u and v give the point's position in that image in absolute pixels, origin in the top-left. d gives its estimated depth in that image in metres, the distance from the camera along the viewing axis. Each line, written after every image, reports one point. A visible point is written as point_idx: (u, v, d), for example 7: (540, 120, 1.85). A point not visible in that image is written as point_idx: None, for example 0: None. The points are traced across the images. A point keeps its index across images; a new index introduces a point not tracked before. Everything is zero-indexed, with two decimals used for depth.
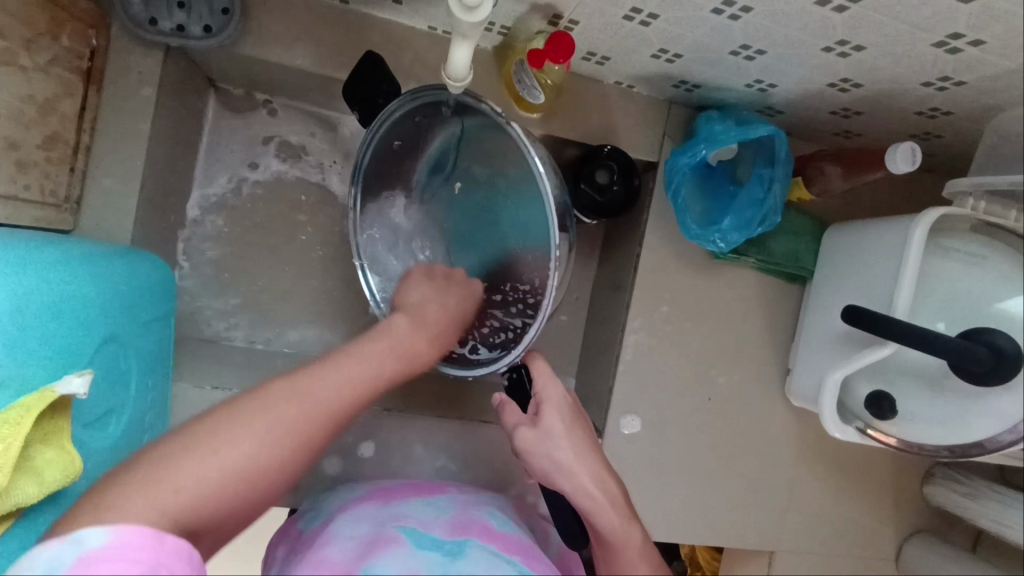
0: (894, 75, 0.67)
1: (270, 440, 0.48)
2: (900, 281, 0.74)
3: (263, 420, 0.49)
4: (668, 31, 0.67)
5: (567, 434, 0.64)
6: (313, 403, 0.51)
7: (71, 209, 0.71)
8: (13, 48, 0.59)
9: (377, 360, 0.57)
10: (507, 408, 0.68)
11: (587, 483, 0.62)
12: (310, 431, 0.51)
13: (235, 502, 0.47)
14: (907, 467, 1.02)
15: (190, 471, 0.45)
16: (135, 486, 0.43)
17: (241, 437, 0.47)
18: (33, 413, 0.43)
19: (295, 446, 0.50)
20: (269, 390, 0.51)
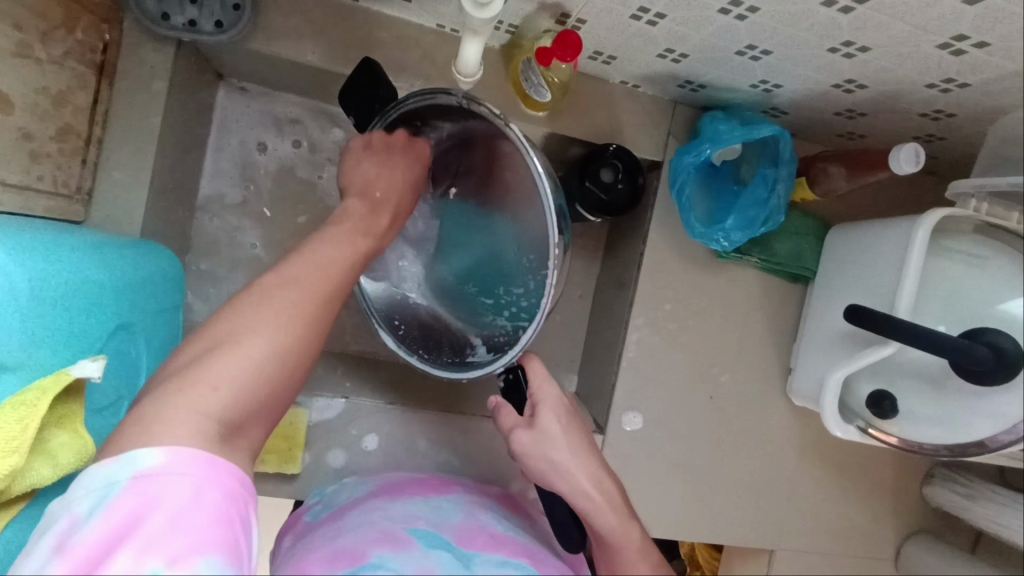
0: (899, 76, 0.68)
1: (283, 324, 0.52)
2: (902, 280, 0.75)
3: (269, 309, 0.52)
4: (674, 30, 0.68)
5: (563, 436, 0.65)
6: (298, 274, 0.56)
7: (83, 200, 0.72)
8: (29, 40, 0.60)
9: (345, 241, 0.61)
10: (505, 412, 0.69)
11: (584, 483, 0.63)
12: (308, 302, 0.54)
13: (267, 388, 0.50)
14: (907, 468, 1.03)
15: (220, 369, 0.47)
16: (174, 396, 0.45)
17: (255, 329, 0.50)
18: (49, 396, 0.43)
19: (299, 318, 0.53)
20: (258, 285, 0.54)
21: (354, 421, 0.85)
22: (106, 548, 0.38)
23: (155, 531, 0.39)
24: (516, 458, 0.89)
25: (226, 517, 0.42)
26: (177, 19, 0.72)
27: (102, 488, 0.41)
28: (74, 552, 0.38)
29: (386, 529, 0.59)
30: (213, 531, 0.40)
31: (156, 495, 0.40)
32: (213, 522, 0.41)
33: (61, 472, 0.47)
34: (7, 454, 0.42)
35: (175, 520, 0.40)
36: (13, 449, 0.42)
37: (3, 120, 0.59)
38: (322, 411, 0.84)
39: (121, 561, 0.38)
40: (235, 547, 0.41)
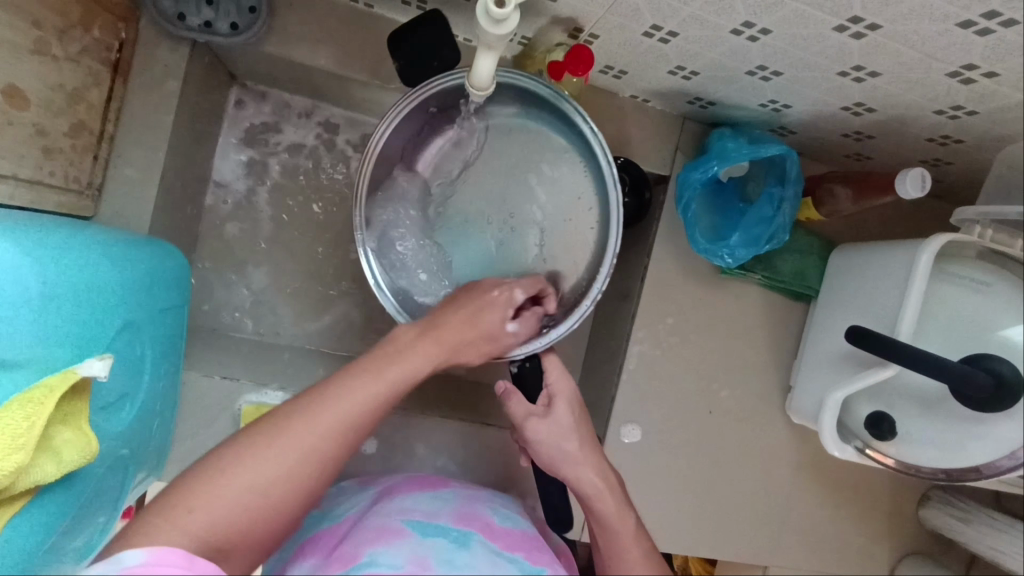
0: (907, 102, 0.68)
1: (293, 461, 0.48)
2: (905, 304, 0.75)
3: (280, 437, 0.48)
4: (686, 48, 0.68)
5: (576, 427, 0.67)
6: (325, 425, 0.49)
7: (93, 196, 0.72)
8: (46, 38, 0.61)
9: (377, 373, 0.53)
10: (515, 401, 0.68)
11: (591, 474, 0.65)
12: (320, 440, 0.49)
13: (260, 520, 0.47)
14: (904, 489, 1.03)
15: (218, 499, 0.45)
16: (161, 527, 0.43)
17: (259, 458, 0.47)
18: (56, 394, 0.44)
19: (307, 453, 0.48)
20: (285, 414, 0.49)
21: None
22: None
23: None
24: (514, 466, 0.89)
25: None
26: (192, 20, 0.73)
27: None
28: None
29: (384, 523, 0.59)
30: None
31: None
32: None
33: (65, 469, 0.47)
34: (12, 451, 0.42)
35: None
36: (19, 445, 0.42)
37: (17, 116, 0.59)
38: None
39: None
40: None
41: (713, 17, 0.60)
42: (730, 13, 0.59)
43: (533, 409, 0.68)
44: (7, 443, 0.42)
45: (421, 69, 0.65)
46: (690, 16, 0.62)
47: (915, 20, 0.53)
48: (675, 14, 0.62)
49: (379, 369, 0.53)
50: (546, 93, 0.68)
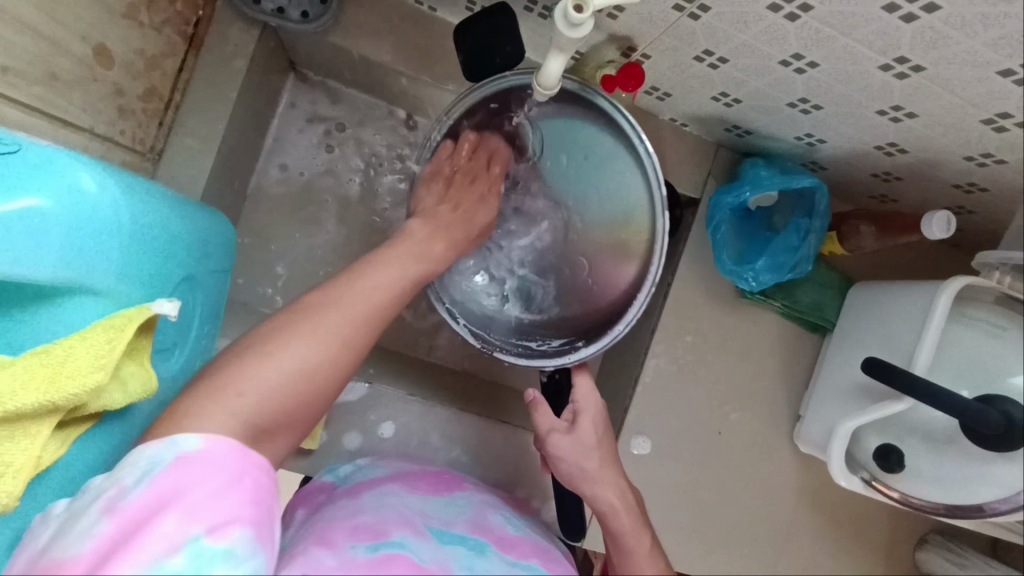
0: (939, 145, 0.72)
1: (326, 341, 0.50)
2: (921, 341, 0.77)
3: (321, 318, 0.51)
4: (733, 75, 0.72)
5: (598, 443, 0.69)
6: (352, 304, 0.53)
7: (153, 159, 0.75)
8: (137, 4, 0.65)
9: (409, 259, 0.61)
10: (541, 413, 0.70)
11: (609, 493, 0.66)
12: (351, 323, 0.52)
13: (301, 405, 0.49)
14: (902, 531, 1.04)
15: (258, 377, 0.47)
16: (200, 408, 0.44)
17: (295, 339, 0.49)
18: (134, 324, 0.47)
19: (344, 343, 0.51)
20: (316, 297, 0.52)
21: (373, 407, 0.87)
22: (148, 512, 0.39)
23: (197, 501, 0.39)
24: (524, 466, 0.91)
25: (260, 500, 0.42)
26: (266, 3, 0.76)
27: (148, 467, 0.41)
28: (116, 516, 0.38)
29: (408, 515, 0.60)
30: (249, 513, 0.41)
31: (192, 480, 0.40)
32: (248, 503, 0.41)
33: (128, 398, 0.50)
34: (95, 370, 0.45)
35: (215, 496, 0.40)
36: (101, 366, 0.45)
37: (101, 74, 0.63)
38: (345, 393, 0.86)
39: (164, 525, 0.38)
40: (262, 526, 0.41)
41: (765, 46, 0.64)
42: (782, 44, 0.62)
43: (556, 425, 0.69)
44: (91, 362, 0.45)
45: (481, 62, 0.65)
46: (742, 44, 0.65)
47: (957, 65, 0.56)
48: (728, 40, 0.65)
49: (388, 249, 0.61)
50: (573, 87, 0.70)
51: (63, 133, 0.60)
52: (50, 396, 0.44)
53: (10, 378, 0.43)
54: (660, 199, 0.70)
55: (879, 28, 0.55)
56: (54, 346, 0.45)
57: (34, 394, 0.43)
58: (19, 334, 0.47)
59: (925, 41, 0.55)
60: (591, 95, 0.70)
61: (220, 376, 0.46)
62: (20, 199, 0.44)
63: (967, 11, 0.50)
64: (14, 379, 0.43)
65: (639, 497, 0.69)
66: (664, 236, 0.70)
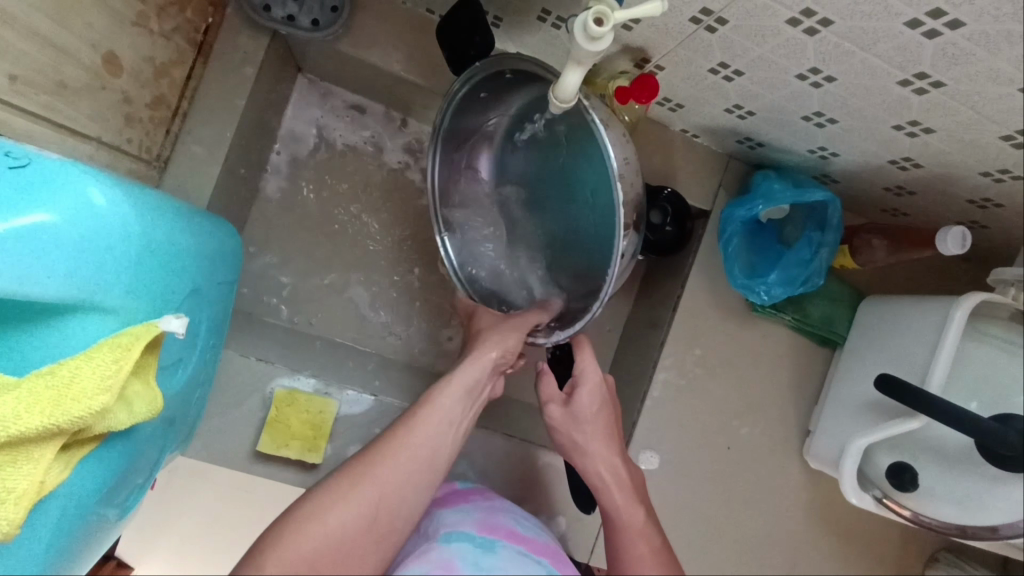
0: (956, 161, 0.71)
1: (372, 501, 0.55)
2: (936, 357, 0.76)
3: (370, 488, 0.56)
4: (748, 88, 0.71)
5: (591, 419, 0.68)
6: (396, 465, 0.57)
7: (159, 167, 0.74)
8: (148, 12, 0.64)
9: (450, 431, 0.62)
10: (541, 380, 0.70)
11: (602, 470, 0.67)
12: (400, 486, 0.57)
13: (348, 559, 0.53)
14: (911, 547, 1.02)
15: (309, 537, 0.52)
16: (254, 569, 0.50)
17: (346, 499, 0.55)
18: (140, 343, 0.46)
19: (390, 508, 0.56)
20: (369, 458, 0.58)
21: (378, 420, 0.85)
22: None
23: None
24: (531, 480, 0.90)
25: None
26: (277, 12, 0.76)
27: None
28: None
29: (408, 539, 0.58)
30: None
31: None
32: None
33: (134, 418, 0.48)
34: (100, 392, 0.44)
35: None
36: (107, 387, 0.44)
37: (110, 82, 0.62)
38: (350, 406, 0.84)
39: None
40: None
41: (782, 60, 0.63)
42: (799, 58, 0.62)
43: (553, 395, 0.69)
44: (97, 383, 0.44)
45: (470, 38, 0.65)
46: (759, 57, 0.64)
47: (979, 81, 0.56)
48: (745, 53, 0.64)
49: (429, 398, 0.62)
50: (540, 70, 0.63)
51: (70, 142, 0.59)
52: (56, 419, 0.43)
53: (15, 401, 0.42)
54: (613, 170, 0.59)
55: (900, 43, 0.54)
56: (60, 367, 0.43)
57: (39, 418, 0.42)
58: (23, 355, 0.46)
59: (948, 58, 0.54)
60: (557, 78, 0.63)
61: (276, 534, 0.53)
62: (29, 213, 0.43)
63: (992, 28, 0.49)
64: (17, 402, 0.42)
65: (635, 472, 0.69)
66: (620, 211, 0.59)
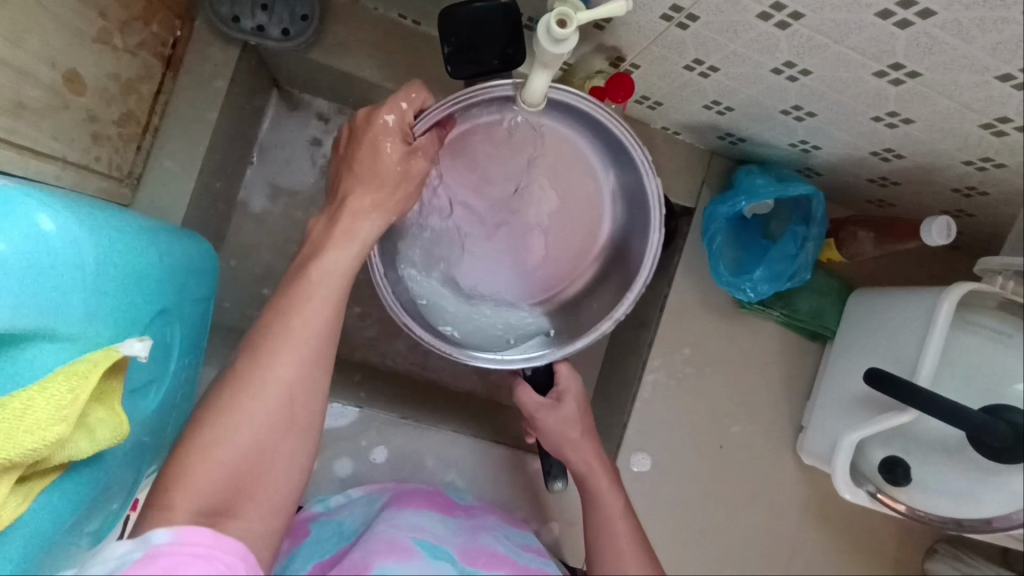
0: (938, 150, 0.70)
1: (271, 390, 0.51)
2: (925, 350, 0.75)
3: (264, 379, 0.51)
4: (725, 84, 0.70)
5: (579, 413, 0.70)
6: (283, 347, 0.51)
7: (131, 184, 0.73)
8: (110, 29, 0.63)
9: (332, 289, 0.54)
10: (524, 396, 0.70)
11: (587, 453, 0.69)
12: (293, 366, 0.52)
13: (257, 464, 0.50)
14: (910, 540, 1.02)
15: (218, 450, 0.49)
16: (167, 504, 0.46)
17: (240, 406, 0.50)
18: (98, 370, 0.45)
19: (291, 388, 0.52)
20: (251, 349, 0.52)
21: (365, 432, 0.85)
22: None
23: None
24: (522, 486, 0.89)
25: None
26: (245, 22, 0.74)
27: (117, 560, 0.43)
28: None
29: (393, 539, 0.57)
30: None
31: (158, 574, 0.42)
32: None
33: (96, 446, 0.48)
34: (56, 423, 0.43)
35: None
36: (62, 417, 0.43)
37: (73, 101, 0.61)
38: (335, 419, 0.84)
39: None
40: None
41: (756, 55, 0.62)
42: (773, 52, 0.60)
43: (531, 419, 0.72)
44: (52, 414, 0.43)
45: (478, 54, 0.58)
46: (733, 52, 0.63)
47: (954, 70, 0.55)
48: (718, 49, 0.63)
49: (302, 271, 0.55)
50: (581, 104, 0.62)
51: (33, 163, 0.58)
52: (9, 453, 0.42)
53: None
54: (655, 197, 0.65)
55: (872, 34, 0.53)
56: (12, 399, 0.42)
57: None
58: None
59: (921, 47, 0.53)
60: (599, 113, 0.63)
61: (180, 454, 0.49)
62: None
63: (963, 16, 0.48)
64: None
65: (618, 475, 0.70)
66: (654, 252, 0.66)
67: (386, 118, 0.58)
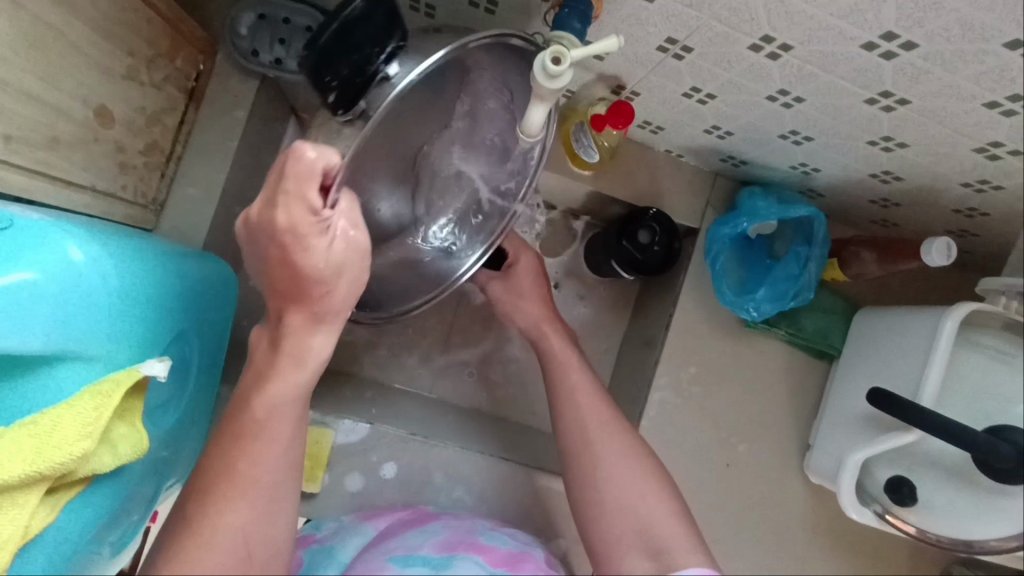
0: (935, 173, 0.71)
1: (244, 518, 0.51)
2: (929, 371, 0.75)
3: (234, 506, 0.51)
4: (723, 110, 0.72)
5: (528, 292, 0.82)
6: (253, 471, 0.52)
7: (155, 210, 0.78)
8: (138, 66, 0.67)
9: (290, 413, 0.54)
10: (491, 286, 0.83)
11: (533, 308, 0.81)
12: (263, 487, 0.52)
13: None
14: (923, 562, 1.01)
15: None
16: None
17: (209, 540, 0.49)
18: (121, 389, 0.47)
19: (262, 514, 0.52)
20: (206, 479, 0.51)
21: (375, 448, 0.87)
22: None
23: None
24: (529, 503, 0.90)
25: None
26: (263, 57, 0.78)
27: None
28: None
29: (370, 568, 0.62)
30: None
31: None
32: None
33: (118, 459, 0.51)
34: (80, 438, 0.46)
35: None
36: (87, 434, 0.46)
37: (103, 133, 0.65)
38: (346, 434, 0.86)
39: None
40: None
41: (751, 83, 0.64)
42: (767, 81, 0.62)
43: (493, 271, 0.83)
44: (78, 430, 0.46)
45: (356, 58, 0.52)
46: (729, 81, 0.65)
47: (942, 98, 0.56)
48: (714, 78, 0.65)
49: (251, 398, 0.53)
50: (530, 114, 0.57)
51: (65, 192, 0.62)
52: (39, 467, 0.45)
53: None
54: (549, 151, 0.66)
55: (861, 65, 0.55)
56: (42, 416, 0.45)
57: (20, 466, 0.44)
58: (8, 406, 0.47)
59: (908, 77, 0.55)
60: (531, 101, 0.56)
61: None
62: (10, 273, 0.44)
63: (946, 48, 0.50)
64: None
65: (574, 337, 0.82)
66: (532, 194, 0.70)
67: (311, 199, 0.43)
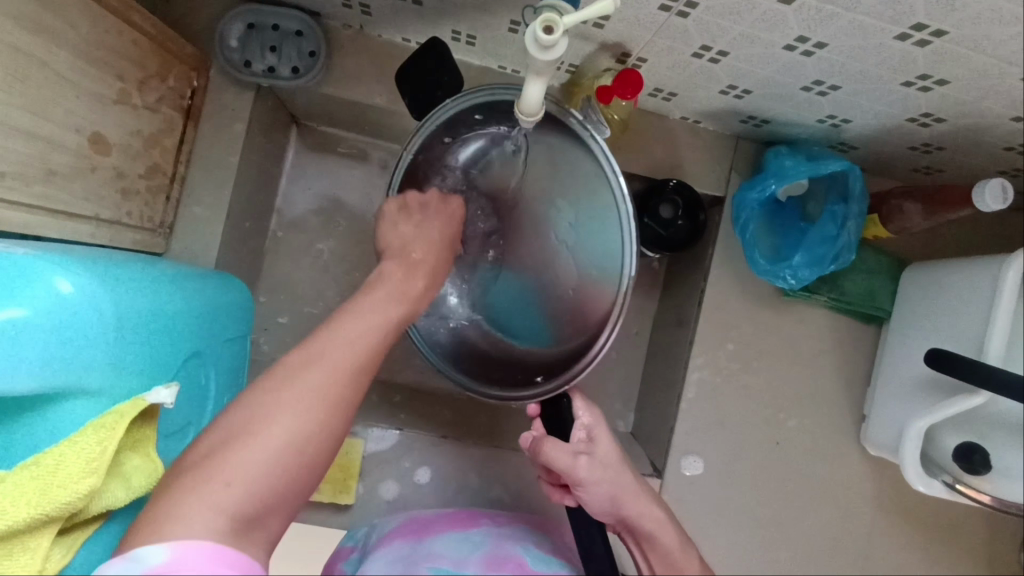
0: (981, 109, 0.64)
1: (312, 408, 0.46)
2: (993, 322, 0.69)
3: (295, 387, 0.46)
4: (737, 67, 0.67)
5: (622, 458, 0.64)
6: (332, 347, 0.49)
7: (164, 233, 0.77)
8: (129, 89, 0.66)
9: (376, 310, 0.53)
10: (547, 455, 0.62)
11: (652, 508, 0.62)
12: (339, 369, 0.48)
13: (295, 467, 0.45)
14: (1001, 529, 0.94)
15: (244, 461, 0.43)
16: (205, 482, 0.41)
17: (275, 398, 0.45)
18: (126, 419, 0.47)
19: (332, 404, 0.47)
20: (278, 366, 0.47)
21: (407, 453, 0.86)
22: None
23: None
24: None
25: None
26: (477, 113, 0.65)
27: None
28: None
29: None
30: None
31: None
32: None
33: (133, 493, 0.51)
34: (87, 475, 0.46)
35: None
36: (93, 469, 0.46)
37: (100, 161, 0.64)
38: (377, 441, 0.85)
39: None
40: None
41: (764, 34, 0.59)
42: (783, 28, 0.57)
43: (577, 447, 0.63)
44: (82, 467, 0.45)
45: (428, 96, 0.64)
46: (740, 34, 0.60)
47: (984, 23, 0.51)
48: (725, 32, 0.60)
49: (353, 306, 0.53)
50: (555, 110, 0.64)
51: (69, 225, 0.62)
52: (44, 508, 0.45)
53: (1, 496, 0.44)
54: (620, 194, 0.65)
55: None
56: (45, 456, 0.45)
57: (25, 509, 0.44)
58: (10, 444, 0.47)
59: (942, 4, 0.49)
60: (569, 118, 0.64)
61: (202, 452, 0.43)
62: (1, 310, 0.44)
63: None
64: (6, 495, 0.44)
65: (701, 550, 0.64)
66: (629, 225, 0.66)
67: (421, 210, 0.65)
